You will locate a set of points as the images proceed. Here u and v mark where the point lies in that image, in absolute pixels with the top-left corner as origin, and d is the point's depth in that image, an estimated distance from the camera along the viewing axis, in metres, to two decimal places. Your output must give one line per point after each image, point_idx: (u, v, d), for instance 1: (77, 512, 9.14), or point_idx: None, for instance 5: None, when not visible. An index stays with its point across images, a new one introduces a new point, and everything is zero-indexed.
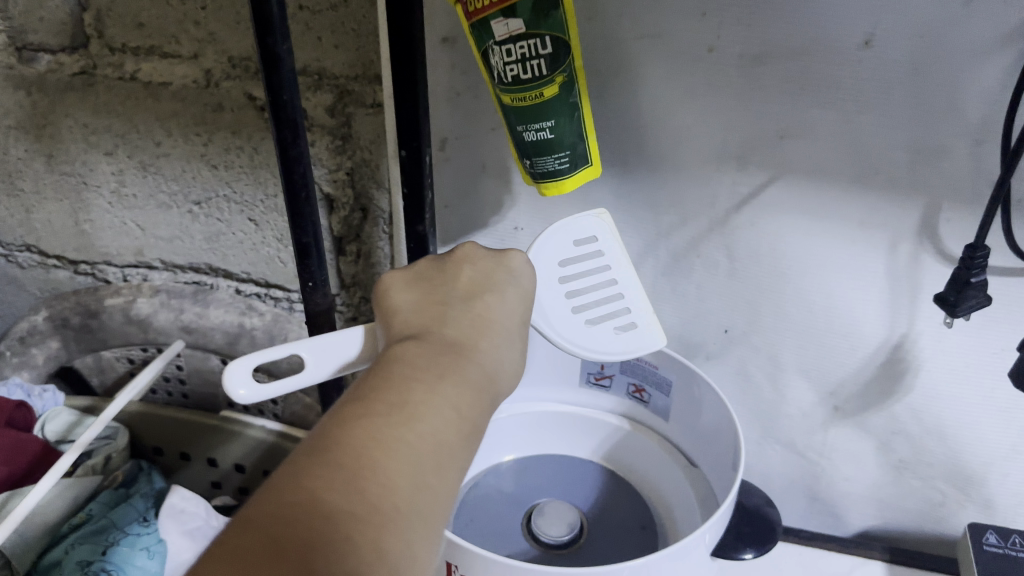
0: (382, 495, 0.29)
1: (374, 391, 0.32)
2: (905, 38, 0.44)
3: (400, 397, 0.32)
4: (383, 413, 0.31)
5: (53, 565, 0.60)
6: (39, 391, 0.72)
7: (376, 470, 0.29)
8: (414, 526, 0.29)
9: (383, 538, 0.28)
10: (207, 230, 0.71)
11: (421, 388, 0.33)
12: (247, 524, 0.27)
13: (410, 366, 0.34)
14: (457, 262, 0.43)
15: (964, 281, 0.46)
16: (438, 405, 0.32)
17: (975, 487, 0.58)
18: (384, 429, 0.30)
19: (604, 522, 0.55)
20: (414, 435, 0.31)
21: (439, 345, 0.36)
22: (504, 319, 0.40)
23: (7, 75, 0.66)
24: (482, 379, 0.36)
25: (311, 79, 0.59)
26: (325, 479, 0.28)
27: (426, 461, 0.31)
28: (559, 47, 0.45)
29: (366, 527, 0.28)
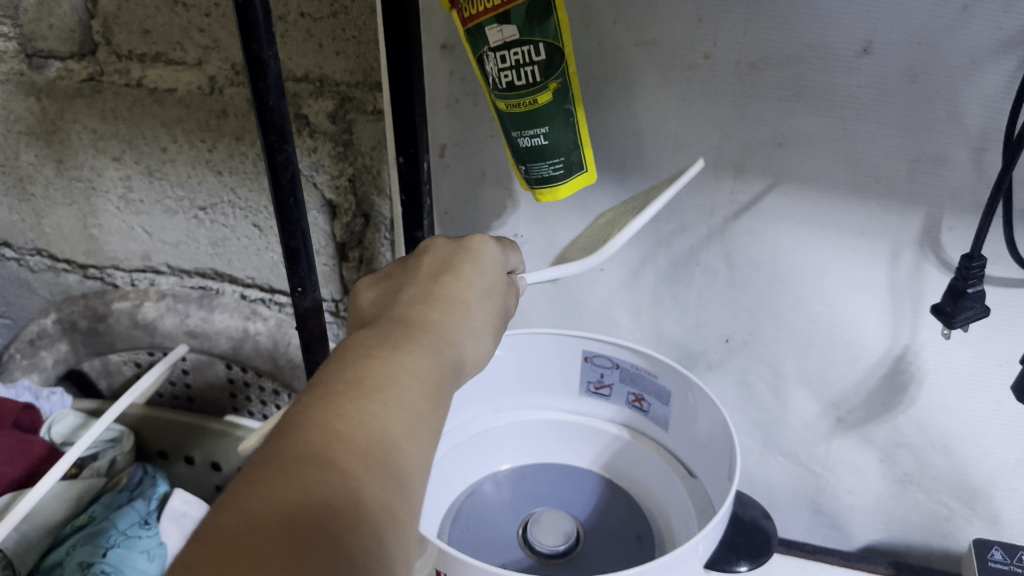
0: (355, 466, 0.27)
1: (333, 370, 0.31)
2: (902, 45, 0.43)
3: (354, 372, 0.30)
4: (341, 390, 0.29)
5: (54, 566, 0.61)
6: (46, 393, 0.72)
7: (339, 447, 0.27)
8: (390, 495, 0.28)
9: (363, 510, 0.26)
10: (212, 235, 0.71)
11: (379, 362, 0.31)
12: (219, 510, 0.25)
13: (370, 342, 0.33)
14: (419, 254, 0.42)
15: (960, 291, 0.45)
16: (397, 375, 0.31)
17: (981, 502, 0.57)
18: (348, 399, 0.29)
19: (601, 532, 0.55)
20: (372, 407, 0.29)
21: (403, 321, 0.35)
22: (478, 287, 0.39)
23: (18, 82, 0.67)
24: (450, 350, 0.34)
25: (313, 85, 0.59)
26: (297, 456, 0.26)
27: (389, 432, 0.29)
28: (553, 54, 0.45)
29: (343, 498, 0.26)
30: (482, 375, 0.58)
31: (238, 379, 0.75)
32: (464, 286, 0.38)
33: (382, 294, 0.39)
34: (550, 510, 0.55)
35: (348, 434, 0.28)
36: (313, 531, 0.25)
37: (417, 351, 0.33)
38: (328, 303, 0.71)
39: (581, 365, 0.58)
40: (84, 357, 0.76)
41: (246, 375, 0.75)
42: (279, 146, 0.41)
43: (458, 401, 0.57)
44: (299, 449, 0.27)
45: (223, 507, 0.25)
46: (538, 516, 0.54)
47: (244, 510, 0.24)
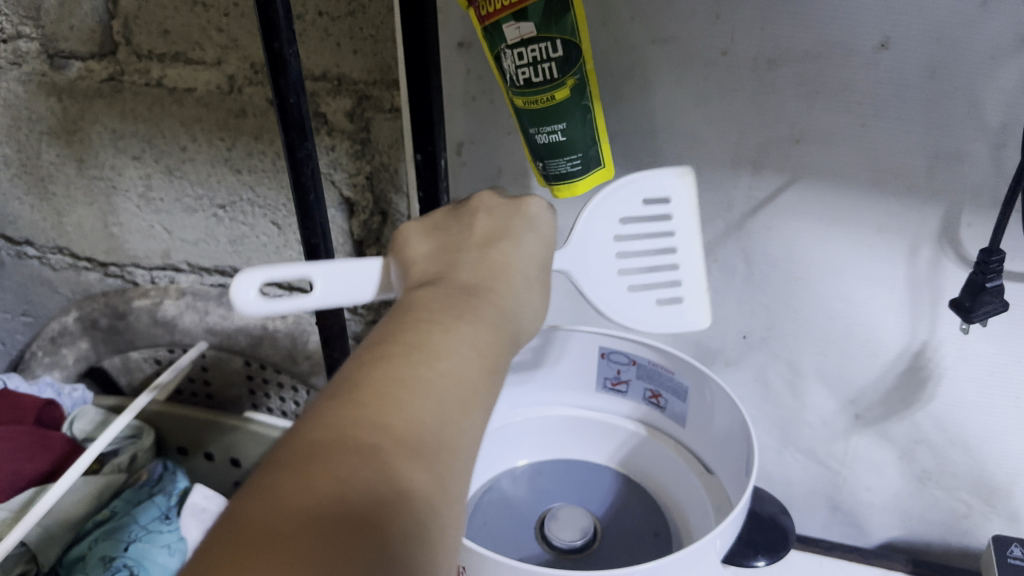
0: (409, 433, 0.27)
1: (390, 335, 0.31)
2: (921, 41, 0.43)
3: (417, 340, 0.31)
4: (402, 356, 0.30)
5: (76, 560, 0.61)
6: (68, 390, 0.73)
7: (397, 415, 0.27)
8: (446, 468, 0.28)
9: (420, 482, 0.26)
10: (231, 233, 0.72)
11: (438, 331, 0.31)
12: (272, 474, 0.25)
13: (424, 310, 0.32)
14: (473, 211, 0.41)
15: (980, 286, 0.45)
16: (456, 345, 0.31)
17: (1002, 499, 0.57)
18: (408, 368, 0.29)
19: (619, 528, 0.55)
20: (431, 375, 0.29)
21: (457, 288, 0.34)
22: (531, 258, 0.38)
23: (40, 82, 0.68)
24: (501, 316, 0.34)
25: (331, 84, 0.60)
26: (352, 422, 0.27)
27: (448, 400, 0.29)
28: (570, 51, 0.45)
29: (395, 464, 0.26)
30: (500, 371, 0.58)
31: (257, 376, 0.76)
32: (516, 253, 0.38)
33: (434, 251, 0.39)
34: (568, 506, 0.55)
35: (402, 401, 0.28)
36: (367, 497, 0.25)
37: (470, 320, 0.32)
38: None
39: (598, 361, 0.59)
40: (104, 354, 0.77)
41: (265, 372, 0.75)
42: (300, 143, 0.41)
43: None
44: (354, 415, 0.27)
45: (277, 471, 0.25)
46: (555, 512, 0.54)
47: (297, 477, 0.25)
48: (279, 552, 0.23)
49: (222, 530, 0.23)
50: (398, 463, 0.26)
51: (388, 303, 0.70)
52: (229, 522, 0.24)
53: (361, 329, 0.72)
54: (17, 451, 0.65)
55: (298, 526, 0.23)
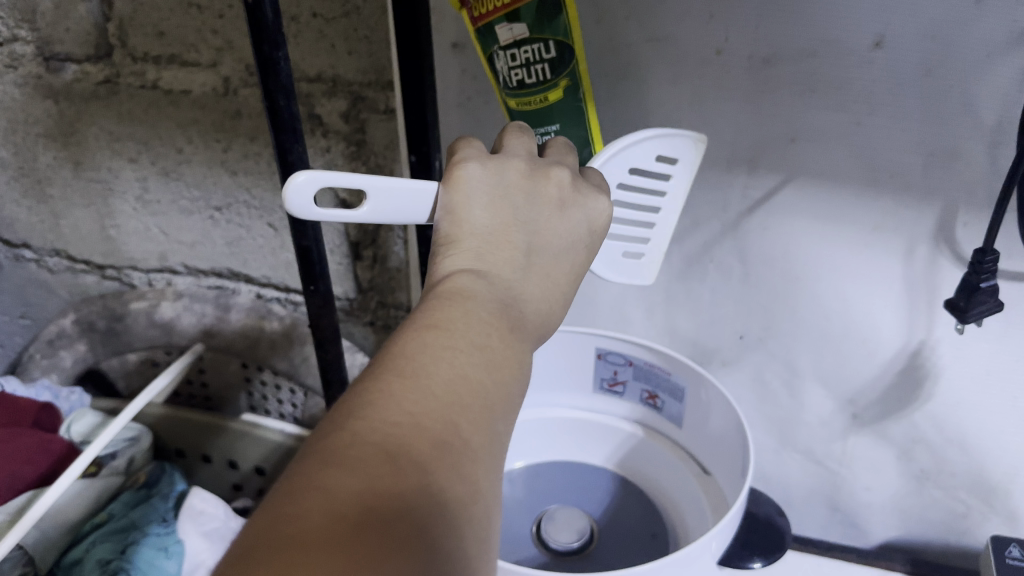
0: (475, 435, 0.27)
1: (455, 323, 0.30)
2: (915, 40, 0.43)
3: (480, 344, 0.30)
4: (465, 360, 0.29)
5: (73, 564, 0.61)
6: (66, 393, 0.73)
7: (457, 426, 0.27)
8: (489, 490, 0.27)
9: (466, 502, 0.26)
10: (228, 234, 0.72)
11: (497, 339, 0.31)
12: (355, 447, 0.24)
13: (484, 303, 0.32)
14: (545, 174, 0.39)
15: (974, 286, 0.45)
16: (509, 359, 0.30)
17: (1000, 499, 0.57)
18: (471, 376, 0.28)
19: (616, 529, 0.55)
20: (489, 388, 0.29)
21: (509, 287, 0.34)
22: (575, 266, 0.38)
23: (36, 85, 0.68)
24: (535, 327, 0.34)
25: (326, 85, 0.60)
26: (428, 411, 0.26)
27: (497, 418, 0.28)
28: (563, 52, 0.45)
29: (465, 465, 0.26)
30: None
31: (255, 378, 0.75)
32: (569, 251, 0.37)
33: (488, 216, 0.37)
34: (565, 508, 0.55)
35: (469, 401, 0.28)
36: (417, 510, 0.24)
37: (519, 334, 0.32)
38: (343, 302, 0.71)
39: (595, 362, 0.59)
40: (102, 356, 0.77)
41: (262, 374, 0.75)
42: (291, 145, 0.41)
43: None
44: (429, 405, 0.26)
45: (358, 444, 0.24)
46: (553, 513, 0.54)
47: (382, 457, 0.24)
48: (371, 540, 0.22)
49: (310, 499, 0.23)
50: (467, 465, 0.26)
51: (385, 304, 0.70)
52: (313, 490, 0.23)
53: (358, 330, 0.72)
54: (15, 453, 0.65)
55: (386, 515, 0.23)
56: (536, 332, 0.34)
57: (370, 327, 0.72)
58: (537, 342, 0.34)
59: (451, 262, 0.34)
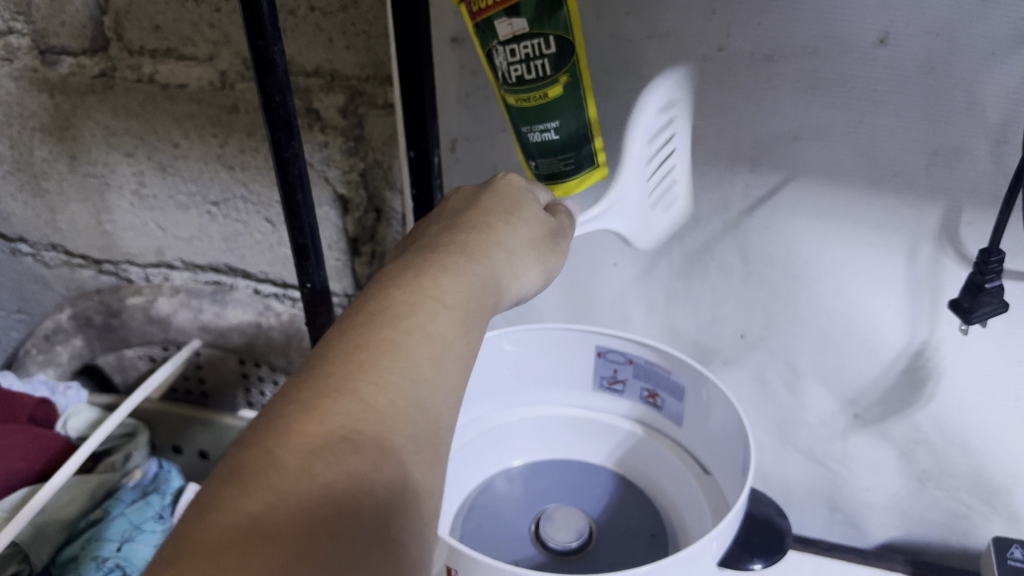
0: (383, 383, 0.28)
1: (357, 307, 0.32)
2: (920, 37, 0.43)
3: (383, 304, 0.31)
4: (367, 322, 0.30)
5: (69, 560, 0.61)
6: (62, 389, 0.73)
7: (361, 375, 0.28)
8: (417, 424, 0.28)
9: (389, 442, 0.27)
10: (225, 230, 0.71)
11: (404, 293, 0.32)
12: (239, 454, 0.25)
13: (393, 281, 0.33)
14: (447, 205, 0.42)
15: (978, 286, 0.44)
16: (423, 303, 0.32)
17: (1001, 500, 0.56)
18: (373, 330, 0.30)
19: (614, 529, 0.54)
20: (398, 333, 0.30)
21: (428, 259, 0.35)
22: (512, 222, 0.39)
23: (31, 78, 0.67)
24: (476, 277, 0.34)
25: (324, 80, 0.59)
26: (319, 395, 0.27)
27: (416, 354, 0.30)
28: (563, 47, 0.44)
29: (366, 426, 0.27)
30: (497, 372, 0.58)
31: (252, 374, 0.75)
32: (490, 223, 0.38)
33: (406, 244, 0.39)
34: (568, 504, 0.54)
35: (371, 367, 0.28)
36: (336, 469, 0.25)
37: (440, 277, 0.33)
38: (340, 298, 0.71)
39: (595, 360, 0.58)
40: (99, 352, 0.77)
41: (260, 370, 0.75)
42: (286, 142, 0.41)
43: (467, 396, 0.57)
44: (327, 378, 0.28)
45: (242, 448, 0.25)
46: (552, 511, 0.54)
47: (269, 443, 0.25)
48: (252, 531, 0.23)
49: (192, 515, 0.23)
50: (373, 416, 0.27)
51: None
52: (198, 508, 0.24)
53: None
54: (12, 449, 0.64)
55: (299, 484, 0.24)
56: (482, 268, 0.35)
57: None
58: (488, 279, 0.35)
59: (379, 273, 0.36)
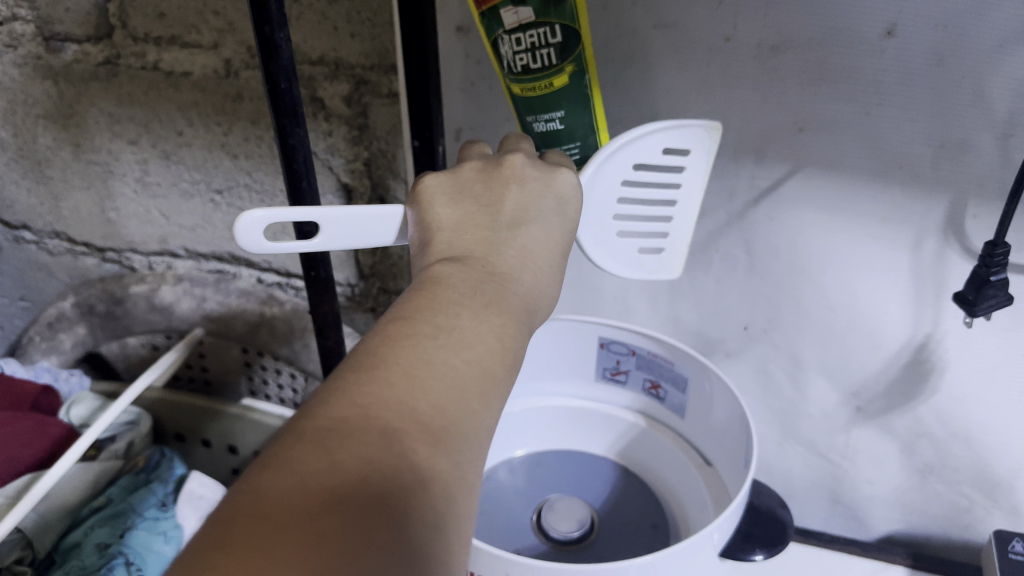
0: (440, 412, 0.28)
1: (420, 312, 0.31)
2: (928, 29, 0.42)
3: (446, 320, 0.31)
4: (430, 336, 0.30)
5: (72, 547, 0.61)
6: (65, 375, 0.73)
7: (420, 397, 0.28)
8: (464, 463, 0.27)
9: (437, 476, 0.26)
10: (229, 218, 0.71)
11: (467, 314, 0.31)
12: (290, 452, 0.25)
13: (450, 288, 0.32)
14: (505, 180, 0.39)
15: (983, 279, 0.44)
16: (483, 330, 0.31)
17: (1003, 494, 0.56)
18: (436, 348, 0.29)
19: (616, 520, 0.54)
20: (459, 359, 0.29)
21: (481, 269, 0.34)
22: (555, 244, 0.38)
23: (35, 65, 0.67)
24: (523, 309, 0.34)
25: (328, 68, 0.59)
26: (379, 407, 0.27)
27: (473, 386, 0.29)
28: (569, 36, 0.44)
29: (421, 447, 0.26)
30: None
31: (255, 363, 0.75)
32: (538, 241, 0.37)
33: (455, 220, 0.37)
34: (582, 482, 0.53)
35: (429, 385, 0.28)
36: (383, 495, 0.25)
37: (499, 304, 0.33)
38: (344, 288, 0.71)
39: (598, 352, 0.58)
40: (102, 340, 0.77)
41: (262, 359, 0.74)
42: (291, 129, 0.40)
43: None
44: (389, 391, 0.27)
45: (294, 446, 0.25)
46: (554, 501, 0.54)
47: (322, 450, 0.25)
48: (290, 538, 0.22)
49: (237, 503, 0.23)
50: (427, 442, 0.27)
51: (386, 290, 0.70)
52: (247, 493, 0.24)
53: (359, 317, 0.72)
54: (14, 437, 0.64)
55: (345, 503, 0.24)
56: (530, 303, 0.35)
57: (371, 314, 0.71)
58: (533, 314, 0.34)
59: (427, 262, 0.35)
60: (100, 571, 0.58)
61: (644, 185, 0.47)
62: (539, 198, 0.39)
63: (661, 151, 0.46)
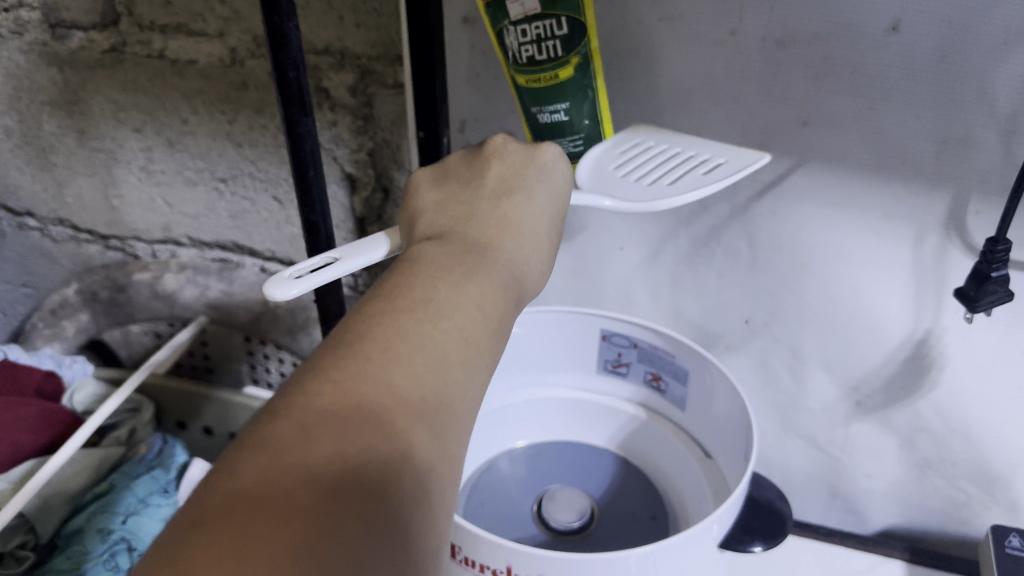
0: (417, 384, 0.28)
1: (400, 287, 0.32)
2: (933, 25, 0.43)
3: (424, 294, 0.31)
4: (408, 311, 0.31)
5: (74, 532, 0.62)
6: (69, 361, 0.74)
7: (395, 371, 0.28)
8: (442, 432, 0.28)
9: (413, 446, 0.27)
10: (233, 207, 0.71)
11: (446, 287, 0.32)
12: (268, 428, 0.26)
13: (429, 267, 0.33)
14: (488, 156, 0.42)
15: (984, 274, 0.44)
16: (462, 302, 0.32)
17: (1000, 489, 0.57)
18: (413, 322, 0.30)
19: (615, 510, 0.55)
20: (437, 332, 0.30)
21: (461, 246, 0.35)
22: (540, 215, 0.39)
23: (40, 52, 0.67)
24: (506, 280, 0.34)
25: (334, 58, 0.59)
26: (355, 382, 0.28)
27: (450, 357, 0.30)
28: (575, 29, 0.44)
29: (396, 419, 0.27)
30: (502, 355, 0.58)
31: (258, 352, 0.75)
32: (520, 219, 0.38)
33: (438, 205, 0.39)
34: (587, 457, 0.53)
35: (405, 357, 0.29)
36: (357, 467, 0.26)
37: (478, 276, 0.33)
38: (347, 278, 0.71)
39: (599, 343, 0.58)
40: (105, 327, 0.77)
41: (266, 348, 0.75)
42: (299, 118, 0.41)
43: None
44: (366, 367, 0.28)
45: (272, 423, 0.26)
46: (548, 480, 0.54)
47: (297, 426, 0.26)
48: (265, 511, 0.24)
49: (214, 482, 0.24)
50: (402, 415, 0.27)
51: None
52: (224, 470, 0.25)
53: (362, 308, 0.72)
54: (16, 423, 0.64)
55: (318, 477, 0.25)
56: (513, 273, 0.35)
57: None
58: (515, 284, 0.35)
59: (412, 241, 0.36)
60: (103, 556, 0.59)
61: (649, 164, 0.47)
62: (521, 177, 0.40)
63: (621, 148, 0.48)
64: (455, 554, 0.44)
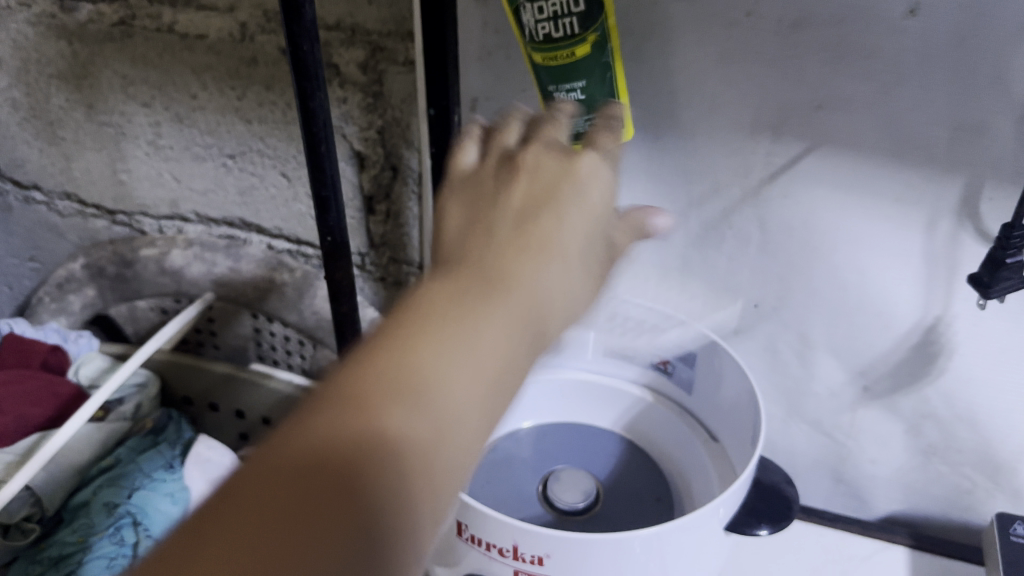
0: (414, 430, 0.26)
1: (414, 313, 0.29)
2: (951, 8, 0.42)
3: (438, 324, 0.28)
4: (420, 343, 0.28)
5: (81, 506, 0.62)
6: (74, 336, 0.73)
7: (395, 410, 0.26)
8: (433, 482, 0.26)
9: (399, 498, 0.24)
10: (240, 183, 0.71)
11: (463, 317, 0.29)
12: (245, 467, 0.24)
13: (448, 292, 0.30)
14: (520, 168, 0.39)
15: (999, 260, 0.44)
16: (479, 337, 0.29)
17: (1006, 476, 0.57)
18: (423, 358, 0.27)
19: (620, 492, 0.55)
20: (446, 370, 0.27)
21: (483, 271, 0.32)
22: (571, 240, 0.35)
23: (49, 25, 0.67)
24: (528, 313, 0.31)
25: (345, 34, 0.59)
26: (348, 421, 0.25)
27: (454, 400, 0.27)
28: (592, 5, 0.44)
29: (383, 467, 0.24)
30: None
31: (264, 330, 0.75)
32: (558, 238, 0.35)
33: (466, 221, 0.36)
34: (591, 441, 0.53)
35: (406, 396, 0.26)
36: (331, 519, 0.23)
37: (498, 306, 0.30)
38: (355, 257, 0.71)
39: (608, 325, 0.58)
40: (111, 302, 0.77)
41: (271, 325, 0.75)
42: (313, 91, 0.39)
43: None
44: (360, 405, 0.25)
45: (250, 461, 0.24)
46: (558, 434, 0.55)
47: (274, 467, 0.24)
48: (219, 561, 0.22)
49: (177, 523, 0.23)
50: (392, 463, 0.25)
51: (397, 260, 0.70)
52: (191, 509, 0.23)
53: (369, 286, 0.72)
54: (24, 395, 0.65)
55: (286, 526, 0.22)
56: (534, 304, 0.32)
57: (382, 284, 0.72)
58: (538, 318, 0.32)
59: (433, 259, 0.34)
60: (108, 530, 0.59)
61: None
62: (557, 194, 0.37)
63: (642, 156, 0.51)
64: (463, 532, 0.44)
